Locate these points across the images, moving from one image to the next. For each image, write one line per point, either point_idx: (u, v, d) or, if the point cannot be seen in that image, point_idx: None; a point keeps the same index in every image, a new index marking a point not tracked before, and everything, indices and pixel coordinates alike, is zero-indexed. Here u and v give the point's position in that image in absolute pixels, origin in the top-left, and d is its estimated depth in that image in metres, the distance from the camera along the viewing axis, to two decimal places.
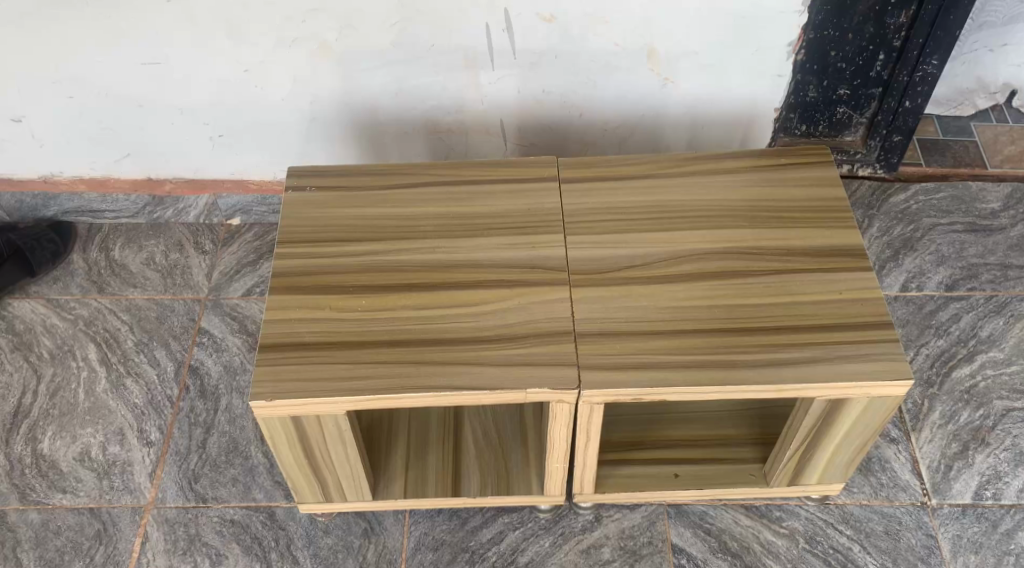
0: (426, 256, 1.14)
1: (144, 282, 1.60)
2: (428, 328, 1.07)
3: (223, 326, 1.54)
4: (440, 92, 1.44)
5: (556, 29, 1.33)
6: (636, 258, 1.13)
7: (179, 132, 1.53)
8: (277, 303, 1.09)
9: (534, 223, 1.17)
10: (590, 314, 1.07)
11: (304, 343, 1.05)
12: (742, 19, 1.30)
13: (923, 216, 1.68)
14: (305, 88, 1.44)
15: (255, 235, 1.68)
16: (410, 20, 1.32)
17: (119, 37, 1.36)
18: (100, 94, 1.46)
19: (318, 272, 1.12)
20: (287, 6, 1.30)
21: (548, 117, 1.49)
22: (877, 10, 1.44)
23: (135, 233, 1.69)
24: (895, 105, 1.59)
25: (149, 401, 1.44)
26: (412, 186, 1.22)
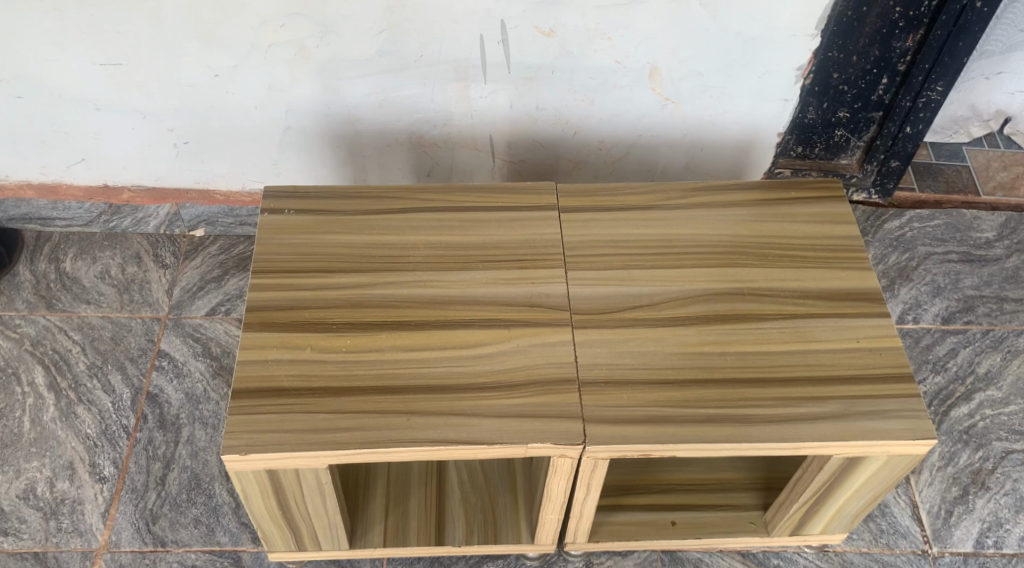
0: (416, 290, 1.05)
1: (98, 298, 1.48)
2: (420, 372, 0.98)
3: (184, 349, 1.43)
4: (427, 104, 1.35)
5: (555, 43, 1.24)
6: (641, 297, 1.06)
7: (140, 138, 1.41)
8: (253, 342, 0.99)
9: (533, 257, 1.09)
10: (594, 361, 1.00)
11: (282, 389, 0.96)
12: (751, 41, 1.23)
13: (918, 244, 1.63)
14: (280, 95, 1.33)
15: (221, 249, 1.56)
16: (399, 28, 1.22)
17: (78, 35, 1.24)
18: (53, 95, 1.33)
19: (298, 307, 1.03)
20: (265, 8, 1.19)
21: (539, 134, 1.40)
22: (884, 33, 1.38)
23: (88, 243, 1.56)
24: (895, 130, 1.53)
25: (102, 431, 1.33)
26: (400, 210, 1.13)
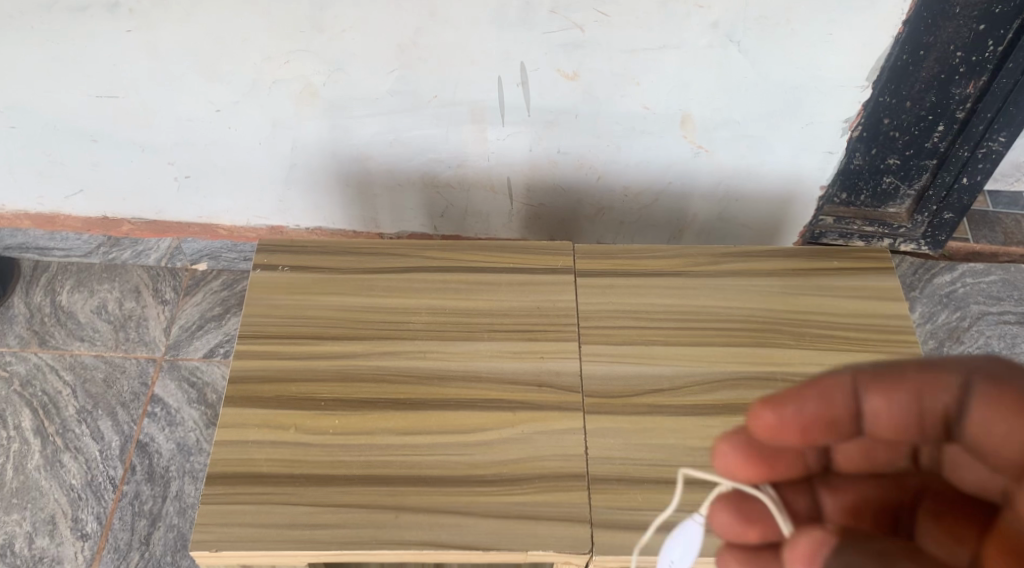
0: (415, 363, 0.96)
1: (93, 336, 1.41)
2: (413, 461, 0.89)
3: (179, 394, 1.35)
4: (441, 145, 1.26)
5: (579, 87, 1.14)
6: (662, 380, 0.95)
7: (139, 171, 1.34)
8: (233, 418, 0.91)
9: (544, 328, 0.99)
10: (606, 453, 0.90)
11: (261, 475, 0.87)
12: (795, 90, 1.12)
13: (972, 301, 1.51)
14: (285, 132, 1.25)
15: (223, 285, 1.49)
16: (410, 68, 1.13)
17: (71, 66, 1.17)
18: (48, 126, 1.26)
19: (284, 379, 0.94)
20: (267, 44, 1.11)
21: (561, 179, 1.31)
22: (942, 78, 1.23)
23: (87, 275, 1.49)
24: (950, 181, 1.37)
25: (87, 483, 1.26)
26: (402, 269, 1.04)
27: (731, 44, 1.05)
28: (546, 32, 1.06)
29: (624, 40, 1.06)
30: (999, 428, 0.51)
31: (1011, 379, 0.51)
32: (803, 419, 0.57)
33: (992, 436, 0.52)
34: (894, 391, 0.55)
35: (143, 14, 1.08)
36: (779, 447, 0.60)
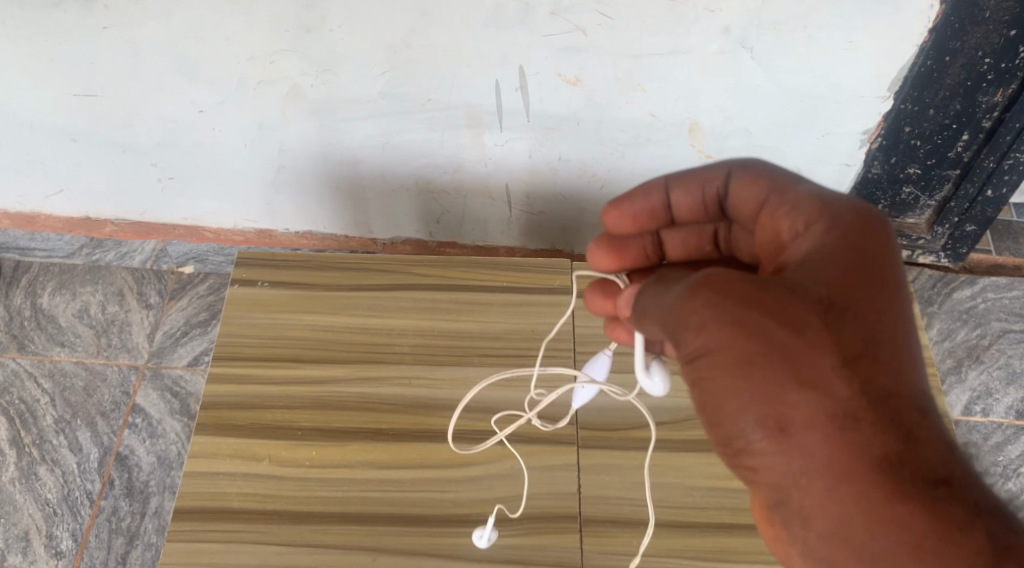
0: (399, 390, 0.90)
1: (74, 341, 1.36)
2: (393, 498, 0.83)
3: (161, 405, 1.30)
4: (435, 149, 1.19)
5: (581, 92, 1.07)
6: (663, 412, 0.89)
7: (122, 172, 1.28)
8: (204, 448, 0.85)
9: (539, 352, 0.93)
10: (601, 492, 0.84)
11: (231, 510, 0.82)
12: (810, 99, 1.05)
13: (992, 318, 1.43)
14: (272, 135, 1.19)
15: (210, 289, 1.43)
16: (402, 70, 1.06)
17: (46, 64, 1.11)
18: (25, 125, 1.20)
19: (260, 405, 0.88)
20: (251, 44, 1.05)
21: (562, 186, 1.25)
22: (968, 86, 1.13)
23: (69, 276, 1.43)
24: (974, 192, 1.29)
25: (63, 498, 1.21)
26: (388, 286, 0.98)
27: (744, 50, 0.98)
28: (546, 34, 0.99)
29: (630, 44, 0.99)
30: (750, 194, 0.69)
31: (756, 165, 0.70)
32: (632, 209, 0.76)
33: (749, 205, 0.69)
34: (686, 184, 0.74)
35: (119, 10, 1.02)
36: (619, 232, 0.78)
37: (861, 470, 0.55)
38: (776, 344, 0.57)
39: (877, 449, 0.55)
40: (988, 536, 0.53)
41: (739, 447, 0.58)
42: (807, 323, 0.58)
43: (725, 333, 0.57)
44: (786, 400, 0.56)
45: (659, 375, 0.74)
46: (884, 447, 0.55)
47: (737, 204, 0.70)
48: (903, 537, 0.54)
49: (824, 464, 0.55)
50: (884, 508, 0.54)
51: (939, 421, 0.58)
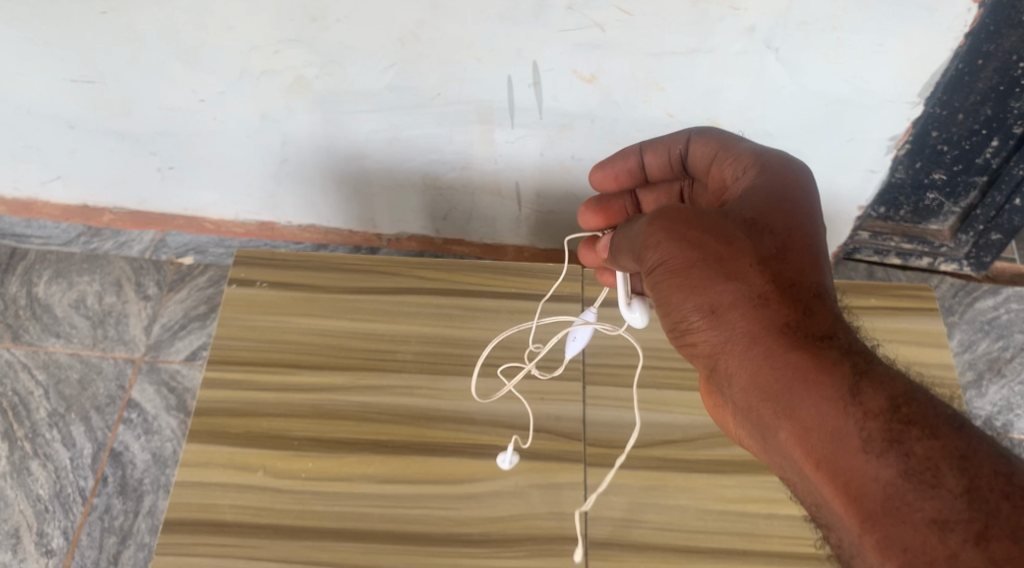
0: (400, 399, 0.86)
1: (69, 332, 1.33)
2: (392, 514, 0.80)
3: (157, 400, 1.27)
4: (443, 145, 1.15)
5: (597, 90, 1.03)
6: (674, 429, 0.85)
7: (120, 160, 1.24)
8: (195, 457, 0.82)
9: (546, 363, 0.89)
10: (608, 513, 0.81)
11: (223, 524, 0.79)
12: (835, 103, 1.00)
13: (1016, 329, 1.39)
14: (275, 126, 1.15)
15: (210, 281, 1.39)
16: (412, 63, 1.02)
17: (41, 48, 1.07)
18: (20, 110, 1.16)
19: (255, 413, 0.85)
20: (255, 33, 1.00)
21: (573, 186, 1.20)
22: (1001, 90, 1.08)
23: (66, 265, 1.39)
24: (1000, 201, 1.24)
25: (55, 494, 1.18)
26: (391, 289, 0.94)
27: (769, 51, 0.94)
28: (562, 30, 0.95)
29: (649, 41, 0.95)
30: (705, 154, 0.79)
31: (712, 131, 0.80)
32: (613, 168, 0.88)
33: (706, 162, 0.79)
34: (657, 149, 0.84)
35: None
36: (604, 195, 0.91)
37: (767, 332, 0.64)
38: (706, 246, 0.67)
39: (775, 311, 0.65)
40: (877, 392, 0.61)
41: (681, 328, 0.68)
42: (726, 221, 0.68)
43: (656, 221, 0.69)
44: (711, 288, 0.66)
45: (638, 311, 0.81)
46: (781, 308, 0.65)
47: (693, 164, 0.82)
48: (792, 378, 0.63)
49: (743, 336, 0.65)
50: (787, 367, 0.63)
51: (836, 303, 0.67)
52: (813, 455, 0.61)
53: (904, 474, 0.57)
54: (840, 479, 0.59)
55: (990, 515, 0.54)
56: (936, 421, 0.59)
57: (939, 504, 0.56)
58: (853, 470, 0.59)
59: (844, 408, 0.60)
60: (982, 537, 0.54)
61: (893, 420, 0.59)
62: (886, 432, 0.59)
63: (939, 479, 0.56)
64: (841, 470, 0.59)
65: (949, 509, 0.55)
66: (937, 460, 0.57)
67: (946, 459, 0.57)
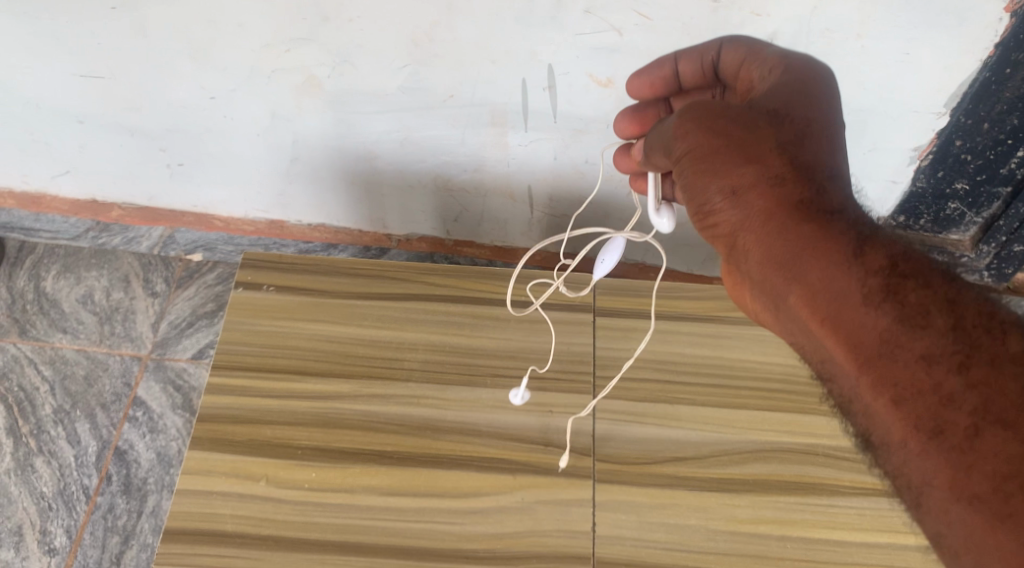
0: (406, 409, 0.85)
1: (76, 328, 1.32)
2: (396, 528, 0.79)
3: (162, 398, 1.26)
4: (455, 147, 1.13)
5: (613, 95, 1.01)
6: (686, 445, 0.83)
7: (129, 156, 1.23)
8: (198, 464, 0.81)
9: (556, 374, 0.88)
10: (616, 531, 0.79)
11: (224, 534, 0.78)
12: (857, 113, 0.98)
13: None
14: (285, 125, 1.13)
15: (218, 279, 1.39)
16: (424, 64, 1.00)
17: (50, 42, 1.05)
18: (29, 104, 1.15)
19: (259, 420, 0.84)
20: (266, 31, 0.99)
21: (587, 190, 1.18)
22: None
23: (75, 260, 1.38)
24: None
25: (59, 492, 1.18)
26: (399, 296, 0.92)
27: None
28: (578, 33, 0.93)
29: (667, 46, 0.93)
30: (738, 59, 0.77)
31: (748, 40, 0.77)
32: (649, 77, 0.84)
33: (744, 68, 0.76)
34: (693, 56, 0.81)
35: None
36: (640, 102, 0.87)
37: (782, 209, 0.65)
38: (730, 135, 0.68)
39: (785, 184, 0.65)
40: (891, 264, 0.61)
41: (703, 211, 0.68)
42: (749, 112, 0.69)
43: (683, 115, 0.70)
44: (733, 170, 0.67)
45: (667, 215, 0.80)
46: (786, 174, 0.66)
47: (731, 71, 0.78)
48: (795, 239, 0.63)
49: (760, 213, 0.65)
50: (802, 241, 0.63)
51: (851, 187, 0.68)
52: (824, 318, 0.61)
53: (902, 322, 0.58)
54: (845, 333, 0.60)
55: (976, 349, 0.57)
56: (927, 274, 0.60)
57: (930, 343, 0.57)
58: (851, 318, 0.60)
59: (844, 259, 0.62)
60: (964, 365, 0.56)
61: (889, 270, 0.61)
62: (883, 283, 0.60)
63: (931, 321, 0.58)
64: (843, 322, 0.60)
65: (940, 346, 0.57)
66: (929, 305, 0.59)
67: (938, 304, 0.59)
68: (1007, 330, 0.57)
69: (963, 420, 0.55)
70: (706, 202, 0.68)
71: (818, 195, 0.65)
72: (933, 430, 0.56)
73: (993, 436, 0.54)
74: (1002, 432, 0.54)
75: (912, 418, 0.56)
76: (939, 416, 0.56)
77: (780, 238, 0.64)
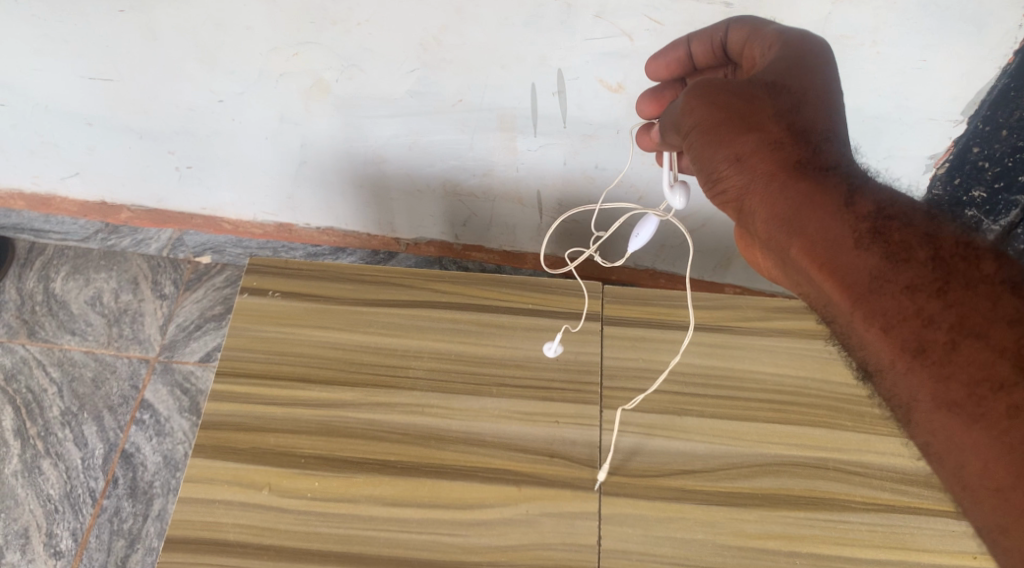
0: (411, 418, 0.84)
1: (85, 330, 1.32)
2: (399, 539, 0.78)
3: (170, 402, 1.26)
4: (465, 152, 1.12)
5: (624, 101, 0.99)
6: (694, 458, 0.82)
7: (139, 158, 1.23)
8: (201, 472, 0.80)
9: (563, 383, 0.86)
10: (622, 545, 0.78)
11: (227, 543, 0.77)
12: (873, 120, 0.96)
13: None
14: (294, 128, 1.13)
15: (227, 281, 1.38)
16: (433, 68, 0.99)
17: (59, 45, 1.05)
18: (38, 106, 1.15)
19: (263, 428, 0.83)
20: (274, 35, 0.98)
21: (597, 196, 1.17)
22: None
23: (84, 261, 1.38)
24: None
25: (65, 495, 1.18)
26: (404, 302, 0.91)
27: None
28: (589, 38, 0.92)
29: None
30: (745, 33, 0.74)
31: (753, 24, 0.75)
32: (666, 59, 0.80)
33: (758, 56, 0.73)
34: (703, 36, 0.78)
35: None
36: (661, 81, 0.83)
37: (780, 165, 0.63)
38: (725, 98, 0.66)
39: (783, 143, 0.64)
40: (882, 209, 0.61)
41: (709, 179, 0.67)
42: (744, 80, 0.67)
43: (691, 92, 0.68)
44: (732, 135, 0.65)
45: (680, 196, 0.78)
46: (780, 134, 0.65)
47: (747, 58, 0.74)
48: (790, 190, 0.62)
49: (759, 173, 0.64)
50: (801, 194, 0.62)
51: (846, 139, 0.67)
52: (823, 265, 0.61)
53: (890, 262, 0.59)
54: (841, 278, 0.60)
55: (954, 274, 0.57)
56: (913, 212, 0.60)
57: (913, 273, 0.58)
58: (846, 261, 0.60)
59: (834, 204, 0.61)
60: (945, 293, 0.57)
61: (876, 211, 0.60)
62: (871, 225, 0.60)
63: (914, 254, 0.59)
64: (840, 267, 0.60)
65: (923, 275, 0.58)
66: (914, 240, 0.59)
67: (920, 238, 0.59)
68: (983, 255, 0.58)
69: (942, 338, 0.56)
70: (706, 166, 0.66)
71: (809, 149, 0.64)
72: (916, 350, 0.57)
73: (969, 351, 0.55)
74: (977, 342, 0.55)
75: (902, 345, 0.57)
76: (921, 337, 0.57)
77: (777, 193, 0.63)
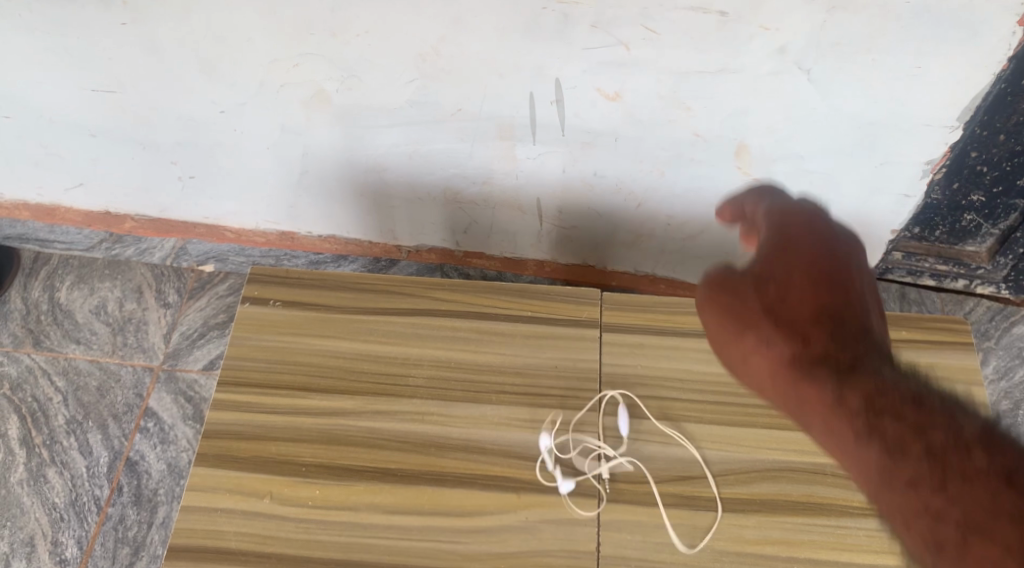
0: (411, 426, 0.85)
1: (89, 338, 1.33)
2: (399, 547, 0.78)
3: (174, 409, 1.27)
4: (465, 160, 1.13)
5: (622, 109, 1.00)
6: (692, 465, 0.82)
7: (142, 169, 1.24)
8: (203, 481, 0.81)
9: (561, 390, 0.87)
10: (620, 552, 0.78)
11: (228, 551, 0.78)
12: (869, 127, 0.96)
13: None
14: (295, 138, 1.14)
15: (230, 289, 1.39)
16: (432, 78, 1.00)
17: (62, 58, 1.06)
18: (42, 118, 1.16)
19: (264, 437, 0.84)
20: (275, 47, 0.99)
21: (597, 202, 1.17)
22: None
23: (88, 270, 1.40)
24: None
25: (71, 503, 1.18)
26: (404, 311, 0.92)
27: (799, 72, 0.91)
28: (586, 48, 0.92)
29: (674, 60, 0.92)
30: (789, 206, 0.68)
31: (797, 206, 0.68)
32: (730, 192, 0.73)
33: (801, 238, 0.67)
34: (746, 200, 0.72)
35: (138, 7, 0.97)
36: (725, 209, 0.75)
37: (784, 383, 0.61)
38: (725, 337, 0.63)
39: (788, 355, 0.61)
40: (884, 414, 0.58)
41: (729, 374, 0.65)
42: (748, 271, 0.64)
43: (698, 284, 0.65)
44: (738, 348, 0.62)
45: None
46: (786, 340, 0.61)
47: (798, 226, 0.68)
48: (797, 394, 0.60)
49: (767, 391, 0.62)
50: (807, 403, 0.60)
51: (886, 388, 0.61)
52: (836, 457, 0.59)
53: (889, 463, 0.56)
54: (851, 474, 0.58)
55: (954, 472, 0.55)
56: (918, 418, 0.58)
57: (912, 469, 0.56)
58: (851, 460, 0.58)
59: (835, 412, 0.59)
60: (943, 484, 0.55)
61: (864, 404, 0.58)
62: (876, 431, 0.57)
63: (912, 450, 0.56)
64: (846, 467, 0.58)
65: (922, 470, 0.56)
66: (910, 437, 0.57)
67: (918, 436, 0.57)
68: (975, 447, 0.55)
69: (953, 532, 0.54)
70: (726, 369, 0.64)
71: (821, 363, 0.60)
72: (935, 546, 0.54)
73: (964, 497, 0.54)
74: (986, 539, 0.53)
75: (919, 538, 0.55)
76: (933, 534, 0.54)
77: (784, 395, 0.61)
